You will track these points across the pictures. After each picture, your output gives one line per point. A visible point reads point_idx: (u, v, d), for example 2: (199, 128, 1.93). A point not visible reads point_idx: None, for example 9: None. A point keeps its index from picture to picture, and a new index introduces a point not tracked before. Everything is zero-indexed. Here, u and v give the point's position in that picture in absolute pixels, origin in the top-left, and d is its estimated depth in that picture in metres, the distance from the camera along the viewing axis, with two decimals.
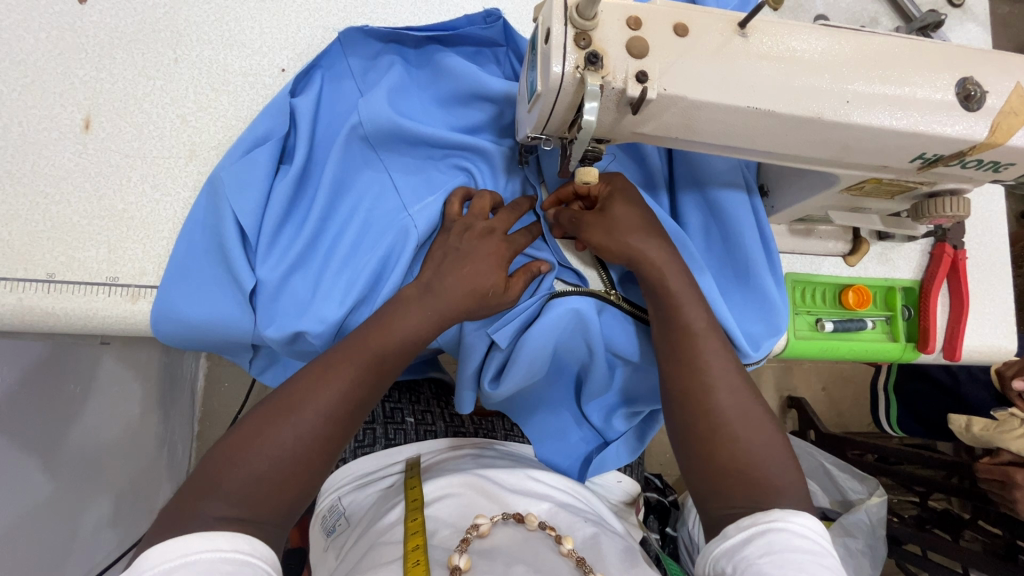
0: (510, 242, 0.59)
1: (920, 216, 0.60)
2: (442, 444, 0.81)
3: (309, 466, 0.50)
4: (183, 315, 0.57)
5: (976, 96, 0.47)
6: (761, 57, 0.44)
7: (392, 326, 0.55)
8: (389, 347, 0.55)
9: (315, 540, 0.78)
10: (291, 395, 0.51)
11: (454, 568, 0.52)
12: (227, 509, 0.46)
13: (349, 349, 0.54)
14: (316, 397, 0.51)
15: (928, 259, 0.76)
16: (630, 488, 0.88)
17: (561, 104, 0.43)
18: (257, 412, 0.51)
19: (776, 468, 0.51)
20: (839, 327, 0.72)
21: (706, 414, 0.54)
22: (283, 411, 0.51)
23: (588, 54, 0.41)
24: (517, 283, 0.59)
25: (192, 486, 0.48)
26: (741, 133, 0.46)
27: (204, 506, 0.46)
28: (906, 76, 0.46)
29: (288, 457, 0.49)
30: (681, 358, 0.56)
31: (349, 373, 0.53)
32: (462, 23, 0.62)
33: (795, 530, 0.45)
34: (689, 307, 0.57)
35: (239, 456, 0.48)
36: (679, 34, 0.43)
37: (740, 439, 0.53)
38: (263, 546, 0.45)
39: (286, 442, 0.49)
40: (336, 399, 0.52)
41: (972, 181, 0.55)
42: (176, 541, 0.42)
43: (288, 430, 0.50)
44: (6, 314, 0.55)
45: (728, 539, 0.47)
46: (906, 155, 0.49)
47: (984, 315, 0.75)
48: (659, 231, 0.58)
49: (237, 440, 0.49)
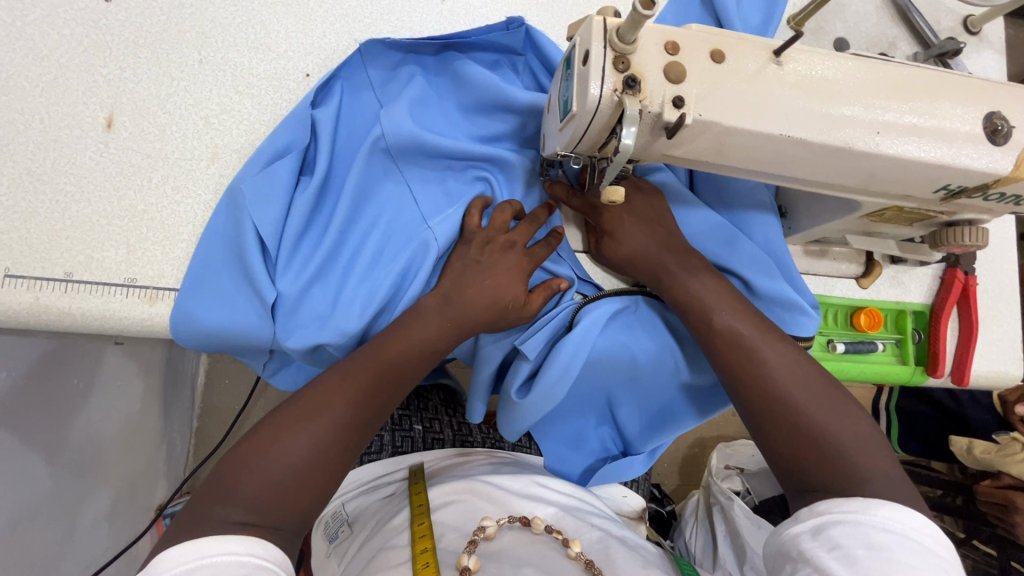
0: (531, 256, 0.59)
1: (936, 243, 0.61)
2: (448, 452, 0.81)
3: (324, 474, 0.49)
4: (202, 326, 0.57)
5: (1003, 131, 0.47)
6: (795, 85, 0.44)
7: (412, 333, 0.55)
8: (406, 356, 0.55)
9: (317, 547, 0.77)
10: (310, 400, 0.51)
11: (463, 568, 0.52)
12: (246, 514, 0.45)
13: (365, 358, 0.54)
14: (333, 405, 0.51)
15: (939, 283, 0.76)
16: (637, 502, 0.88)
17: (595, 125, 0.43)
18: (271, 421, 0.50)
19: (853, 442, 0.51)
20: (851, 348, 0.73)
21: (769, 403, 0.54)
22: (299, 417, 0.50)
23: (626, 78, 0.41)
24: (536, 299, 0.60)
25: (205, 491, 0.47)
26: (771, 159, 0.47)
27: (217, 511, 0.45)
28: (935, 108, 0.47)
29: (310, 461, 0.49)
30: (730, 353, 0.56)
31: (365, 381, 0.53)
32: (481, 30, 0.62)
33: (873, 523, 0.43)
34: (729, 302, 0.58)
35: (253, 464, 0.48)
36: (715, 60, 0.44)
37: (814, 420, 0.52)
38: (274, 547, 0.44)
39: (305, 447, 0.49)
40: (350, 406, 0.52)
41: (990, 213, 0.55)
42: (193, 542, 0.41)
43: (304, 437, 0.49)
44: (22, 312, 0.55)
45: (797, 522, 0.47)
46: (930, 186, 0.50)
47: (992, 341, 0.76)
48: (674, 242, 0.61)
49: (253, 447, 0.48)
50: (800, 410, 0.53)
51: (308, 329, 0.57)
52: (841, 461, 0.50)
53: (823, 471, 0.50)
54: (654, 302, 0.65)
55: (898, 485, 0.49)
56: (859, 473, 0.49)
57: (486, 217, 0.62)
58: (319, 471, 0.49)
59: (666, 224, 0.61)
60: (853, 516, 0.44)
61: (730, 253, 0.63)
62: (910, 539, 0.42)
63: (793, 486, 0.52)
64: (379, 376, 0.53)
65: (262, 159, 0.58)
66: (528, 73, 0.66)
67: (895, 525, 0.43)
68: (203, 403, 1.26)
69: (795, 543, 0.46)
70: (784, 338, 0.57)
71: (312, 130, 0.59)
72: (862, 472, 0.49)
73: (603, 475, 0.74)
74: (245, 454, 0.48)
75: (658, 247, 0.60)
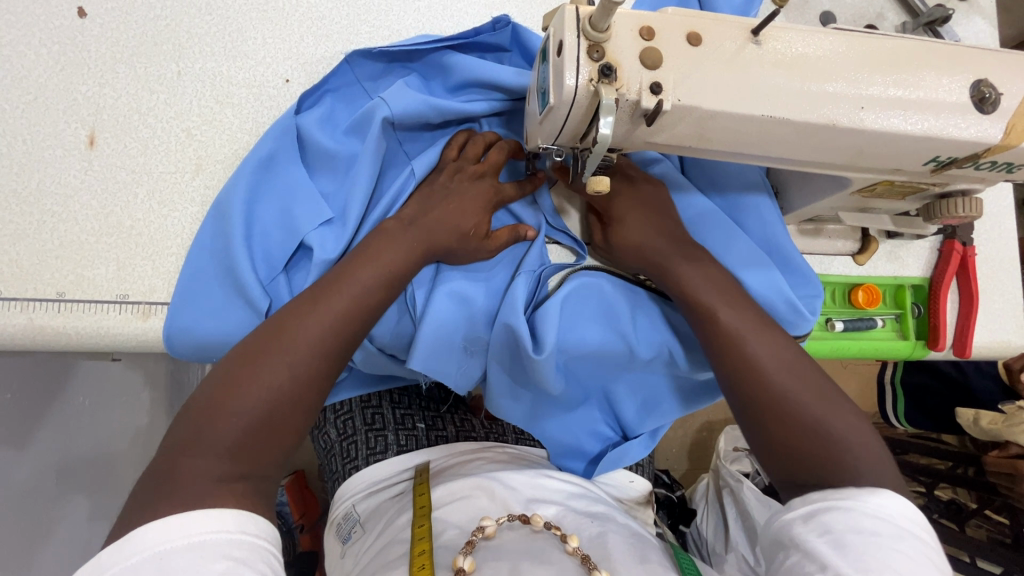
0: (498, 190, 0.60)
1: (932, 216, 0.60)
2: (454, 446, 0.81)
3: (303, 406, 0.47)
4: (197, 335, 0.57)
5: (990, 98, 0.46)
6: (775, 64, 0.44)
7: (380, 255, 0.53)
8: (376, 274, 0.52)
9: (331, 546, 0.78)
10: (283, 334, 0.48)
11: (460, 570, 0.53)
12: (225, 464, 0.43)
13: (332, 283, 0.51)
14: (303, 329, 0.48)
15: (937, 256, 0.76)
16: (643, 487, 0.88)
17: (574, 116, 0.43)
18: (240, 359, 0.47)
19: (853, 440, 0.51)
20: (850, 326, 0.72)
21: (768, 396, 0.53)
22: (264, 351, 0.47)
23: (601, 67, 0.40)
24: (501, 237, 0.60)
25: (175, 444, 0.43)
26: (754, 141, 0.46)
27: (192, 464, 0.42)
28: (920, 80, 0.46)
29: (284, 401, 0.46)
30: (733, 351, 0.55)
31: (339, 305, 0.50)
32: (469, 32, 0.61)
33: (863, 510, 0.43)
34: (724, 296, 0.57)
35: (225, 402, 0.44)
36: (692, 43, 0.43)
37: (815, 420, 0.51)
38: (265, 524, 0.41)
39: (280, 384, 0.46)
40: (322, 332, 0.49)
41: (984, 182, 0.54)
42: (176, 520, 0.38)
43: (281, 368, 0.46)
44: (17, 334, 0.55)
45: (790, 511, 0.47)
46: (920, 158, 0.49)
47: (994, 311, 0.75)
48: (680, 237, 0.60)
49: (220, 390, 0.45)
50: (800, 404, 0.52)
51: None
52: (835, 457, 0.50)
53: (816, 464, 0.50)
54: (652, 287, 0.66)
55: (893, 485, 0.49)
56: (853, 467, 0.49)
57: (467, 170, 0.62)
58: (301, 409, 0.47)
59: (674, 219, 0.61)
60: (843, 505, 0.44)
61: (725, 237, 0.63)
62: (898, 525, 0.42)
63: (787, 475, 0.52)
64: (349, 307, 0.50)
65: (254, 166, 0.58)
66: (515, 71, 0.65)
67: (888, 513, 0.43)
68: None
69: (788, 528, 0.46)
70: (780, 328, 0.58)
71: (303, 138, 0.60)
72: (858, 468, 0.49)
73: (603, 460, 0.73)
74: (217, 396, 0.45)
75: (663, 244, 0.60)
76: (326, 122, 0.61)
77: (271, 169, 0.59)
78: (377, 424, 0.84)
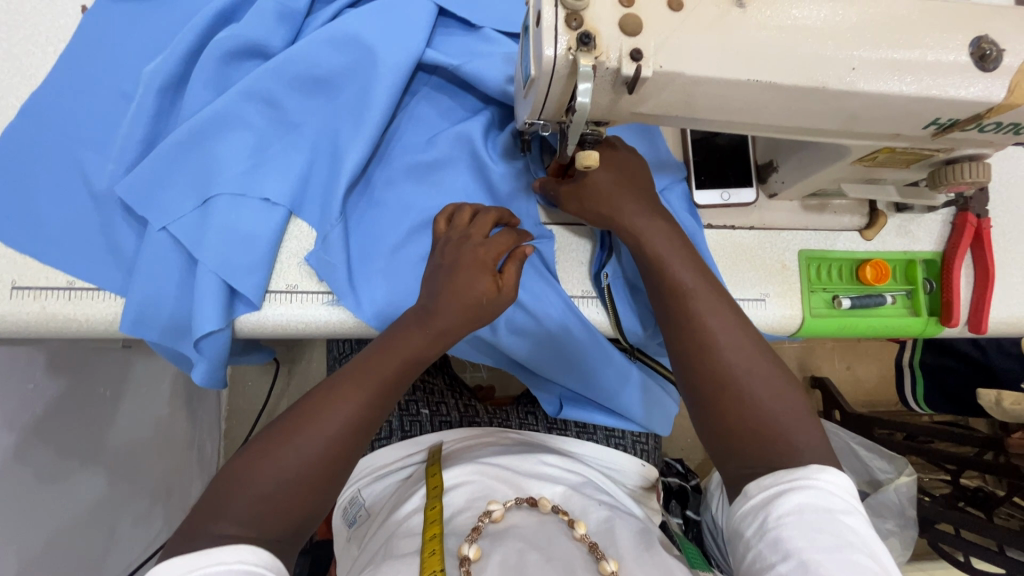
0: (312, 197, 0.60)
1: (937, 184, 0.58)
2: (462, 431, 0.82)
3: (312, 488, 0.50)
4: (133, 299, 0.56)
5: (992, 55, 0.45)
6: (761, 27, 0.43)
7: (433, 319, 0.55)
8: (391, 367, 0.54)
9: (337, 529, 0.80)
10: (306, 442, 0.50)
11: (465, 558, 0.53)
12: (273, 491, 0.48)
13: (358, 369, 0.54)
14: (332, 413, 0.51)
15: (950, 229, 0.73)
16: (650, 472, 0.86)
17: (554, 88, 0.43)
18: (310, 399, 0.53)
19: (758, 385, 0.54)
20: (857, 303, 0.70)
21: (703, 358, 0.56)
22: (301, 419, 0.51)
23: (580, 35, 0.40)
24: (508, 278, 0.56)
25: (245, 458, 0.50)
26: (741, 108, 0.45)
27: (356, 383, 0.53)
28: (916, 39, 0.44)
29: (336, 447, 0.51)
30: (691, 341, 0.57)
31: (359, 397, 0.52)
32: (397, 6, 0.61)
33: (818, 486, 0.46)
34: (657, 231, 0.60)
35: (243, 476, 0.49)
36: (673, 8, 0.42)
37: (747, 391, 0.54)
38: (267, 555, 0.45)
39: (334, 431, 0.51)
40: (347, 420, 0.52)
41: (992, 145, 0.52)
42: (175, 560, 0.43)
43: (292, 451, 0.50)
44: (33, 321, 0.57)
45: (747, 498, 0.49)
46: (919, 121, 0.47)
47: (1012, 285, 0.72)
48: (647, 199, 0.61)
49: (299, 415, 0.51)
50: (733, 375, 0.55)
51: (250, 279, 0.57)
52: (741, 391, 0.54)
53: (726, 398, 0.54)
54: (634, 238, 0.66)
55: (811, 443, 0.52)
56: (784, 434, 0.52)
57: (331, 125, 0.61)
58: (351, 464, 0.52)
59: (638, 172, 0.61)
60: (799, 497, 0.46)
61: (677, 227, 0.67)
62: (852, 500, 0.47)
63: (720, 448, 0.54)
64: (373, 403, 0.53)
65: (179, 131, 0.58)
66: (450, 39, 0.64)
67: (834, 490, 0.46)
68: (228, 405, 1.28)
69: (747, 520, 0.48)
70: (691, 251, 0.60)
71: (198, 89, 0.60)
72: (783, 431, 0.52)
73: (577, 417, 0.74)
74: (251, 472, 0.49)
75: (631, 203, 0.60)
76: (236, 78, 0.61)
77: (203, 140, 0.59)
78: None
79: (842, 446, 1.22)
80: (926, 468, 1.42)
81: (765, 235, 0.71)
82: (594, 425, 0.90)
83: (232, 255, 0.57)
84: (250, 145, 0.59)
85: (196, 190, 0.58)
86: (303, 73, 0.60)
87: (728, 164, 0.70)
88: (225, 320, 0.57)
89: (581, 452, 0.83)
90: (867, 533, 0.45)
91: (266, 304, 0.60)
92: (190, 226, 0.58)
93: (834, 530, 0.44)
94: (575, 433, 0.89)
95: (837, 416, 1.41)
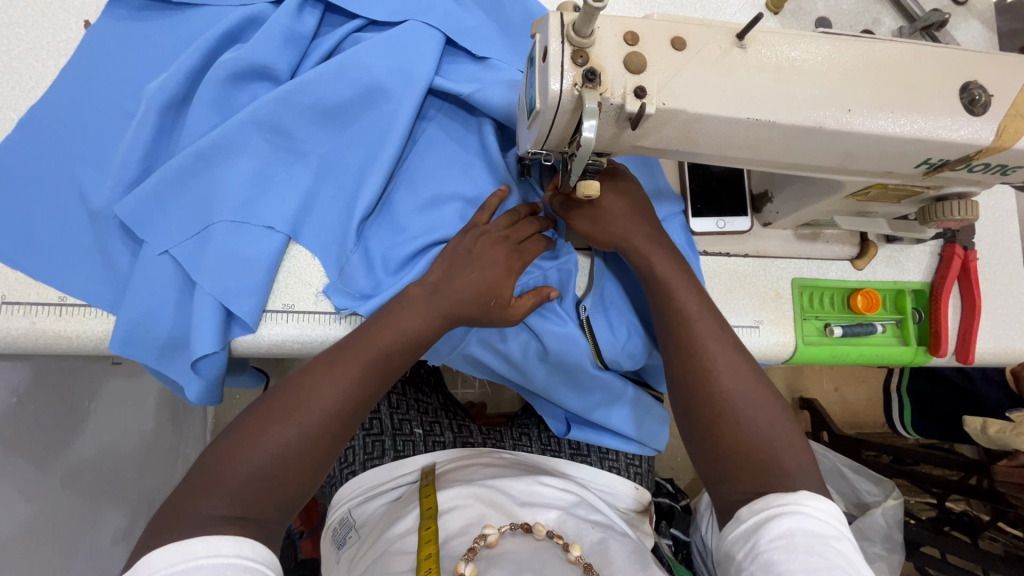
0: (320, 219, 0.61)
1: (927, 220, 0.60)
2: (455, 452, 0.82)
3: (305, 464, 0.49)
4: (130, 317, 0.56)
5: (981, 100, 0.46)
6: (760, 67, 0.44)
7: (436, 298, 0.56)
8: (394, 345, 0.54)
9: (326, 551, 0.79)
10: (300, 416, 0.49)
11: None
12: (260, 466, 0.47)
13: (354, 344, 0.53)
14: (328, 386, 0.51)
15: (939, 260, 0.75)
16: (643, 496, 0.86)
17: (560, 120, 0.44)
18: (306, 371, 0.52)
19: (759, 415, 0.55)
20: (848, 332, 0.71)
21: (704, 391, 0.56)
22: (294, 402, 0.50)
23: (586, 72, 0.41)
24: (523, 304, 0.60)
25: (234, 433, 0.49)
26: (740, 143, 0.46)
27: (350, 357, 0.52)
28: (906, 82, 0.46)
29: (331, 417, 0.50)
30: (692, 372, 0.57)
31: (354, 370, 0.52)
32: (408, 36, 0.62)
33: (808, 512, 0.46)
34: (659, 253, 0.61)
35: (237, 452, 0.48)
36: (677, 48, 0.43)
37: (743, 421, 0.54)
38: (266, 550, 0.44)
39: (329, 402, 0.50)
40: (341, 395, 0.51)
41: (979, 184, 0.54)
42: (180, 544, 0.42)
43: (290, 427, 0.49)
44: (23, 338, 0.57)
45: (739, 523, 0.49)
46: (911, 160, 0.49)
47: (997, 316, 0.74)
48: (647, 216, 0.62)
49: (293, 393, 0.50)
50: (734, 406, 0.55)
51: (248, 298, 0.57)
52: (738, 415, 0.55)
53: (724, 424, 0.55)
54: (618, 266, 0.69)
55: (809, 472, 0.53)
56: (775, 457, 0.53)
57: (337, 150, 0.62)
58: (343, 439, 0.52)
59: (641, 198, 0.63)
60: (788, 510, 0.47)
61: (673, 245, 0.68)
62: (840, 525, 0.47)
63: (712, 469, 0.55)
64: (374, 374, 0.53)
65: (184, 155, 0.58)
66: (459, 69, 0.65)
67: (823, 513, 0.46)
68: (214, 418, 1.25)
69: (738, 545, 0.48)
70: (692, 277, 0.61)
71: (204, 110, 0.60)
72: (774, 455, 0.53)
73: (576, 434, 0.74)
74: (239, 449, 0.48)
75: (636, 230, 0.61)
76: (241, 101, 0.62)
77: (207, 162, 0.59)
78: (375, 429, 0.85)
79: (830, 468, 1.23)
80: (912, 490, 1.43)
81: (759, 263, 0.72)
82: (588, 446, 0.90)
83: (232, 276, 0.56)
84: (255, 170, 0.59)
85: (198, 212, 0.58)
86: (313, 102, 0.60)
87: (725, 192, 0.71)
88: (222, 345, 0.56)
89: (577, 475, 0.83)
90: (855, 557, 0.45)
91: (263, 325, 0.59)
92: (192, 250, 0.57)
93: (825, 553, 0.44)
94: (569, 454, 0.89)
95: (825, 437, 1.42)
